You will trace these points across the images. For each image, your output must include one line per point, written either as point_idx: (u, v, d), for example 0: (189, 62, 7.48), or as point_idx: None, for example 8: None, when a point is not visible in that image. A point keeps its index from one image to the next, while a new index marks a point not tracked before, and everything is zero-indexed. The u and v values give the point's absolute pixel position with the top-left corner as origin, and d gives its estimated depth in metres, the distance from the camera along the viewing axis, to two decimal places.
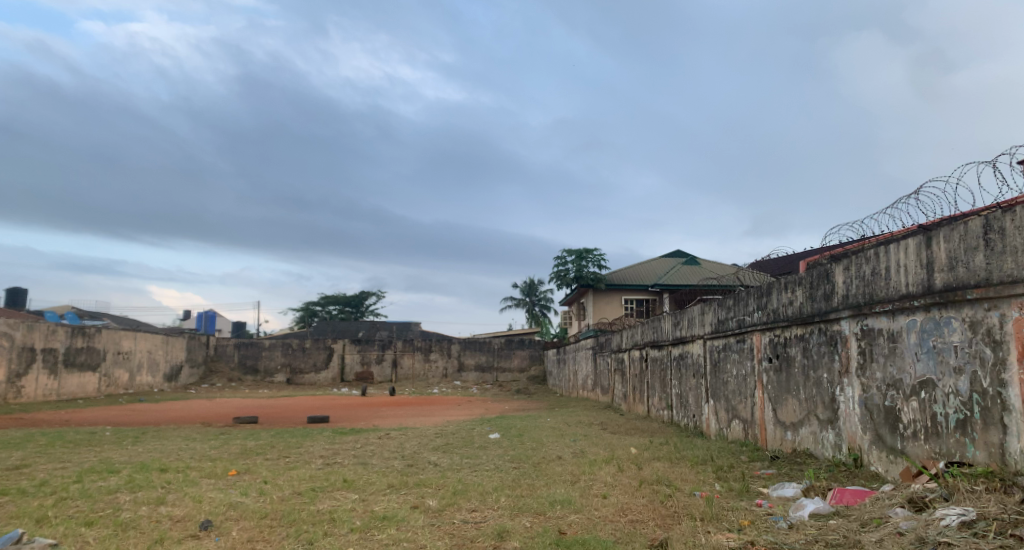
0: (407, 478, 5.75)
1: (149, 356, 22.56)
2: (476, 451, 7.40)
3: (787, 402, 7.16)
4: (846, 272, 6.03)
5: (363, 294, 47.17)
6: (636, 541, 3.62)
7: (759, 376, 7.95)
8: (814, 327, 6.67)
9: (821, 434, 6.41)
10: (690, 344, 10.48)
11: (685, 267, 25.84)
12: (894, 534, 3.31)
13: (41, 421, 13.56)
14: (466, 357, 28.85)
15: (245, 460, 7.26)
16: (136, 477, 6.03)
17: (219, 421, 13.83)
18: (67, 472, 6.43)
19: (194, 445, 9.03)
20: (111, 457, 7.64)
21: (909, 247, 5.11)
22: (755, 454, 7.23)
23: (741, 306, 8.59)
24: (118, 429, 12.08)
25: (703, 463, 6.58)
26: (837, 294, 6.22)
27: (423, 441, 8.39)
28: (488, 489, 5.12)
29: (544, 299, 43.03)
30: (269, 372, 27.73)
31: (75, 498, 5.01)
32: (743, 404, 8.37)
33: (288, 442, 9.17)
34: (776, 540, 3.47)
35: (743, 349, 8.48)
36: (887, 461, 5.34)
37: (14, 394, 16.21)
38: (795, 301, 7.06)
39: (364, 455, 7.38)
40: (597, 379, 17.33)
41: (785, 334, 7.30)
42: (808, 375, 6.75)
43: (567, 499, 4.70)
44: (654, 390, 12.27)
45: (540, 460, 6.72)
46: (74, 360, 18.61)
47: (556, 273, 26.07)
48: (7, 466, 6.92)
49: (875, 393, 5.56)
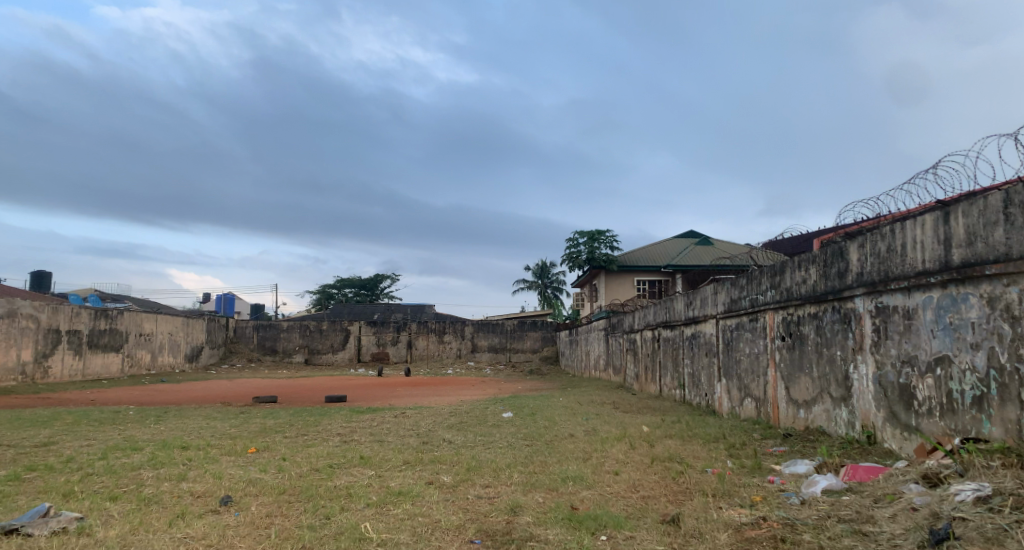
0: (421, 455, 5.84)
1: (170, 337, 22.94)
2: (488, 429, 7.48)
3: (800, 380, 7.13)
4: (862, 249, 5.97)
5: (378, 276, 47.42)
6: (648, 517, 3.64)
7: (772, 355, 7.92)
8: (828, 305, 6.61)
9: (834, 411, 6.39)
10: (703, 323, 10.45)
11: (698, 247, 25.69)
12: (908, 509, 3.31)
13: (67, 401, 13.91)
14: (480, 338, 29.02)
15: (263, 438, 7.40)
16: (159, 454, 6.17)
17: (238, 401, 14.08)
18: (92, 449, 6.59)
19: (214, 424, 9.22)
20: (135, 435, 7.81)
21: (926, 223, 5.03)
22: (768, 432, 7.23)
23: (754, 285, 8.54)
24: (140, 409, 12.35)
25: (715, 441, 6.60)
26: (851, 272, 6.16)
27: (437, 420, 8.49)
28: (501, 465, 5.19)
29: (556, 281, 42.99)
30: (287, 353, 28.11)
31: (99, 474, 5.14)
32: (755, 382, 8.36)
33: (304, 420, 9.33)
34: (788, 516, 3.48)
35: (756, 328, 8.44)
36: (901, 437, 5.32)
37: (41, 374, 16.61)
38: (809, 279, 7.00)
39: (378, 433, 7.49)
40: (610, 359, 17.38)
41: (798, 312, 7.25)
42: (821, 353, 6.71)
43: (579, 475, 4.75)
44: (667, 369, 12.29)
45: (552, 437, 6.78)
46: (98, 341, 18.98)
47: (569, 255, 26.04)
48: (35, 443, 7.11)
49: (890, 370, 5.52)
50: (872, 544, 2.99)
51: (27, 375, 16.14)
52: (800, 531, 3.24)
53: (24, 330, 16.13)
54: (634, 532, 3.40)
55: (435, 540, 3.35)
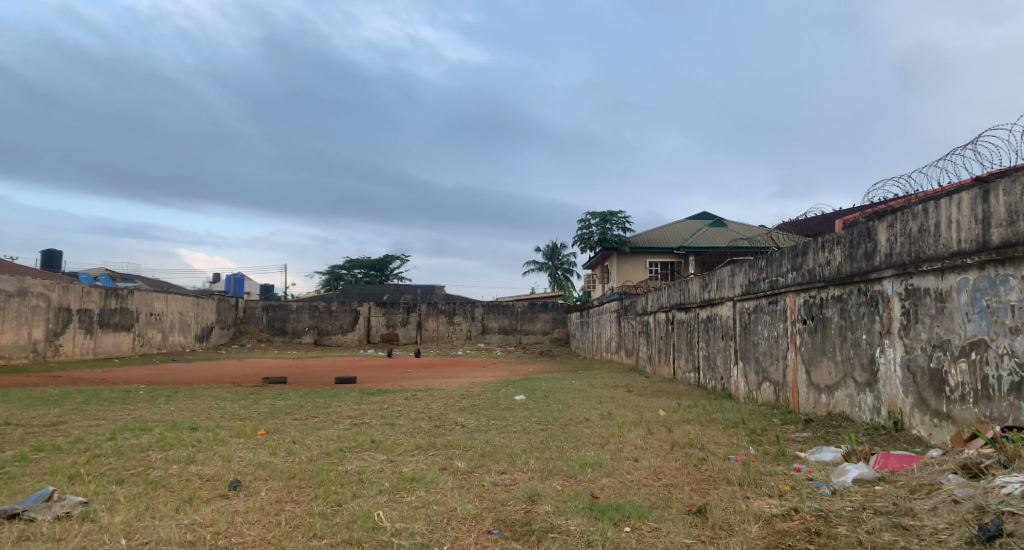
0: (434, 439, 5.71)
1: (181, 318, 22.98)
2: (501, 413, 7.34)
3: (822, 364, 6.96)
4: (891, 230, 5.74)
5: (387, 257, 47.28)
6: (673, 507, 3.48)
7: (792, 338, 7.73)
8: (854, 288, 6.40)
9: (858, 396, 6.21)
10: (719, 306, 10.24)
11: (711, 229, 25.32)
12: (949, 501, 3.14)
13: (78, 379, 13.93)
14: (490, 320, 28.93)
15: (273, 420, 7.31)
16: (167, 435, 6.09)
17: (249, 381, 14.03)
18: (101, 430, 6.52)
19: (224, 405, 9.14)
20: (145, 415, 7.75)
21: (963, 202, 4.81)
22: (788, 417, 7.06)
23: (774, 267, 8.32)
24: (151, 388, 12.35)
25: (735, 426, 6.44)
26: (880, 253, 5.94)
27: (448, 403, 8.34)
28: (517, 451, 5.05)
29: (567, 263, 42.72)
30: (297, 333, 28.16)
31: (107, 455, 5.05)
32: (774, 365, 8.18)
33: (315, 402, 9.23)
34: (821, 507, 3.32)
35: (776, 311, 8.23)
36: (931, 425, 5.14)
37: (52, 352, 16.65)
38: (833, 261, 6.79)
39: (390, 416, 7.37)
40: (622, 342, 17.21)
41: (821, 295, 7.05)
42: (845, 337, 6.52)
43: (598, 462, 4.61)
44: (681, 352, 12.12)
45: (567, 422, 6.63)
46: (108, 320, 19.01)
47: (580, 236, 25.77)
48: (45, 422, 7.06)
49: (920, 354, 5.32)
50: (914, 539, 2.83)
51: (39, 353, 16.19)
52: (835, 524, 3.07)
53: (35, 308, 16.15)
54: (659, 523, 3.25)
55: (451, 530, 3.21)
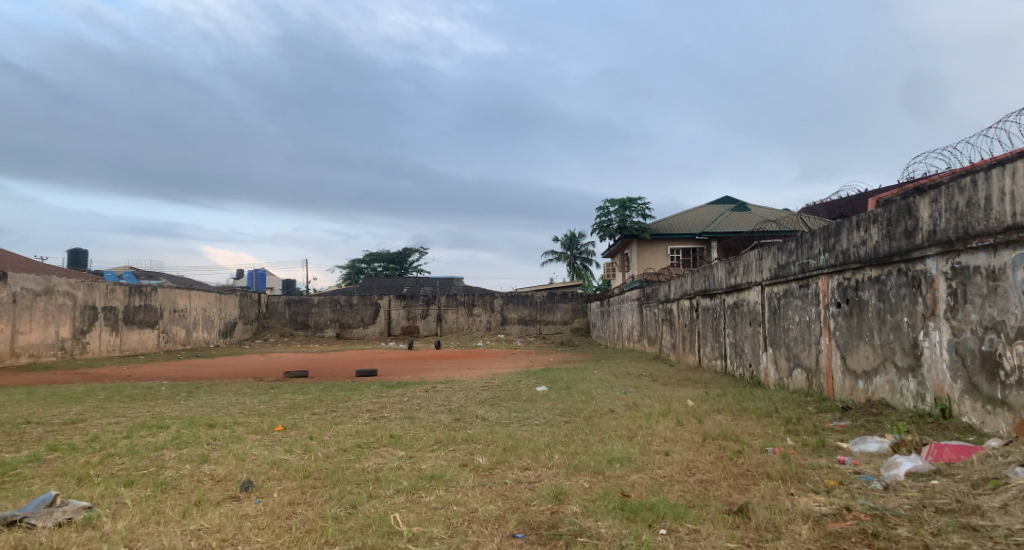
0: (454, 433, 5.52)
1: (205, 313, 23.11)
2: (522, 405, 7.13)
3: (859, 349, 6.62)
4: (934, 205, 5.38)
5: (406, 250, 47.32)
6: (711, 506, 3.23)
7: (825, 323, 7.38)
8: (892, 268, 6.06)
9: (899, 383, 5.88)
10: (747, 291, 9.89)
11: (734, 213, 24.82)
12: (1021, 499, 2.85)
13: (104, 376, 13.99)
14: (510, 311, 28.73)
15: (292, 415, 7.17)
16: (183, 433, 5.95)
17: (270, 376, 13.97)
18: (118, 428, 6.41)
19: (244, 400, 9.06)
20: (164, 412, 7.66)
21: (1018, 171, 4.46)
22: (823, 405, 6.74)
23: (804, 249, 7.96)
24: (173, 384, 12.33)
25: (767, 415, 6.15)
26: (922, 230, 5.59)
27: (470, 395, 8.16)
28: (540, 445, 4.81)
29: (585, 252, 42.37)
30: (319, 327, 28.22)
31: (120, 454, 4.90)
32: (806, 351, 7.85)
33: (334, 396, 9.10)
34: (876, 505, 3.04)
35: (807, 295, 7.88)
36: (984, 412, 4.83)
37: (80, 350, 16.80)
38: (869, 240, 6.43)
39: (410, 409, 7.19)
40: (644, 330, 16.90)
41: (856, 277, 6.70)
42: (883, 320, 6.18)
43: (627, 456, 4.36)
44: (706, 339, 11.79)
45: (592, 413, 6.39)
46: (133, 317, 19.13)
47: (599, 224, 25.39)
48: (64, 421, 6.98)
49: (970, 337, 4.99)
50: (988, 542, 2.56)
51: (66, 351, 16.34)
52: (894, 525, 2.80)
53: (61, 307, 16.26)
54: (698, 525, 3.00)
55: (473, 534, 2.99)
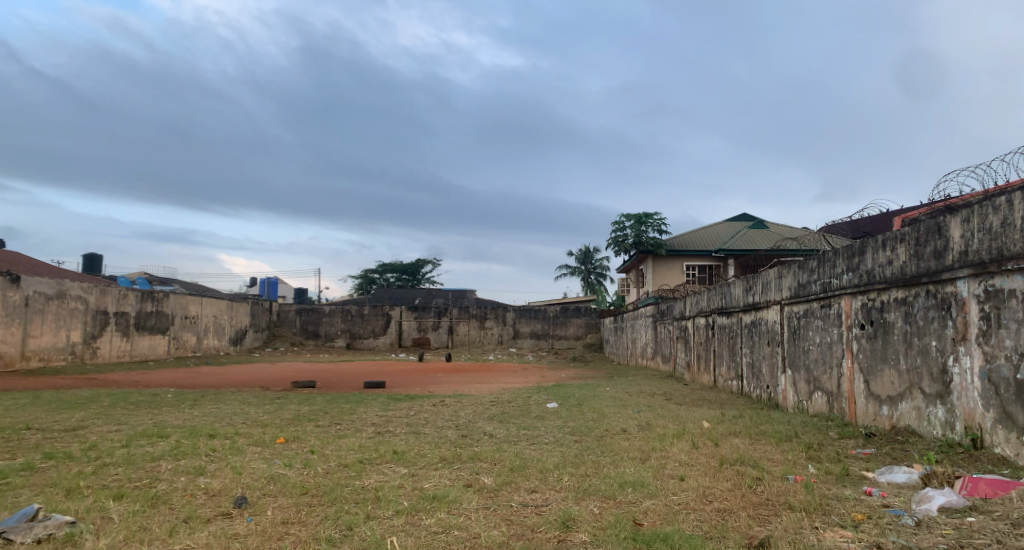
0: (460, 451, 5.33)
1: (216, 321, 23.12)
2: (533, 422, 6.93)
3: (883, 373, 6.38)
4: (967, 225, 5.18)
5: (420, 261, 47.31)
6: (730, 540, 3.02)
7: (847, 345, 7.13)
8: (920, 289, 5.84)
9: (926, 409, 5.64)
10: (765, 310, 9.64)
11: (752, 231, 24.54)
12: None
13: (112, 382, 13.93)
14: (521, 325, 28.52)
15: (295, 427, 7.01)
16: (183, 444, 5.80)
17: (278, 386, 13.83)
18: (117, 436, 6.28)
19: (249, 410, 8.93)
20: (167, 421, 7.52)
21: None
22: (845, 430, 6.49)
23: (826, 268, 7.73)
24: (180, 391, 12.24)
25: (787, 440, 5.92)
26: (952, 250, 5.38)
27: (479, 410, 7.97)
28: (548, 465, 4.61)
29: (599, 267, 42.13)
30: (329, 337, 28.17)
31: (116, 464, 4.76)
32: (827, 374, 7.60)
33: (340, 408, 8.94)
34: (910, 544, 2.82)
35: (828, 316, 7.64)
36: (1018, 444, 4.60)
37: (90, 354, 16.80)
38: (896, 260, 6.20)
39: (416, 424, 7.00)
40: (658, 347, 16.64)
41: (881, 298, 6.48)
42: (910, 344, 5.94)
43: (640, 481, 4.14)
44: (722, 359, 11.54)
45: (604, 433, 6.18)
46: (144, 323, 19.13)
47: (614, 239, 25.16)
48: (65, 427, 6.86)
49: (1004, 364, 4.77)
50: None
51: (77, 355, 16.34)
52: None
53: (73, 311, 16.29)
54: None
55: None
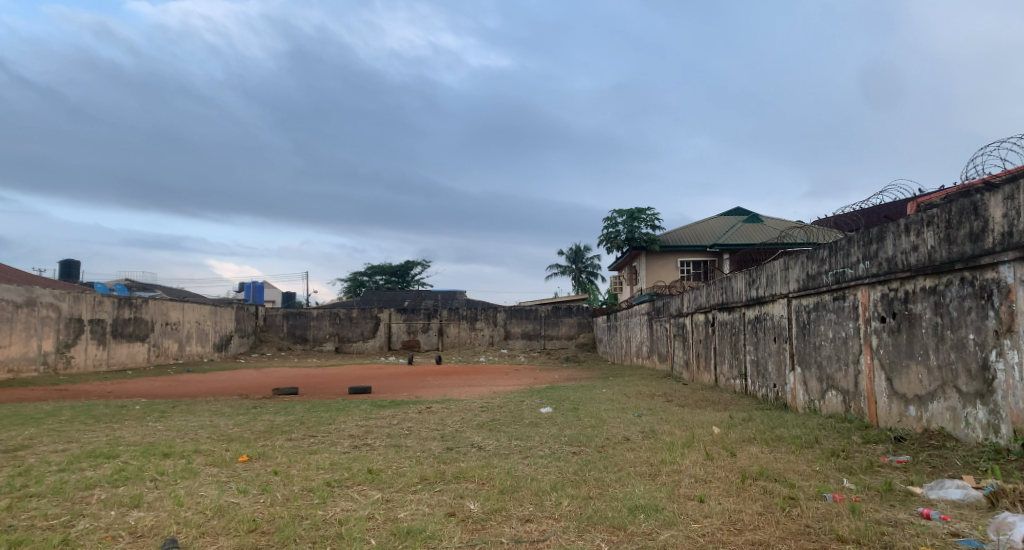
0: (443, 468, 4.67)
1: (199, 327, 22.31)
2: (525, 431, 6.30)
3: (909, 370, 5.77)
4: (1010, 202, 4.59)
5: (409, 263, 46.68)
6: None
7: (866, 340, 6.52)
8: (953, 277, 5.23)
9: (964, 411, 5.04)
10: (771, 305, 9.01)
11: (746, 225, 24.09)
12: None
13: (83, 393, 13.14)
14: (513, 325, 27.84)
15: (264, 442, 6.32)
16: (130, 466, 5.11)
17: (258, 393, 13.11)
18: (59, 458, 5.57)
19: (219, 422, 8.22)
20: (123, 438, 6.81)
21: None
22: (868, 433, 5.89)
23: (839, 258, 7.12)
24: (151, 402, 11.46)
25: (810, 447, 5.30)
26: (993, 231, 4.78)
27: (466, 417, 7.32)
28: (545, 486, 3.96)
29: (591, 266, 41.68)
30: (317, 341, 27.44)
31: (41, 496, 4.07)
32: (842, 372, 7.00)
33: (319, 417, 8.23)
34: None
35: (843, 309, 7.04)
36: None
37: (64, 364, 15.98)
38: (922, 246, 5.61)
39: (397, 435, 6.33)
40: (654, 345, 16.01)
41: (904, 288, 5.88)
42: (942, 337, 5.34)
43: (653, 505, 3.50)
44: (723, 357, 10.96)
45: (606, 442, 5.55)
46: (122, 330, 18.33)
47: (606, 236, 24.51)
48: (6, 448, 6.16)
49: None
50: None
51: (50, 366, 15.53)
52: None
53: (44, 319, 15.49)
54: None
55: None
